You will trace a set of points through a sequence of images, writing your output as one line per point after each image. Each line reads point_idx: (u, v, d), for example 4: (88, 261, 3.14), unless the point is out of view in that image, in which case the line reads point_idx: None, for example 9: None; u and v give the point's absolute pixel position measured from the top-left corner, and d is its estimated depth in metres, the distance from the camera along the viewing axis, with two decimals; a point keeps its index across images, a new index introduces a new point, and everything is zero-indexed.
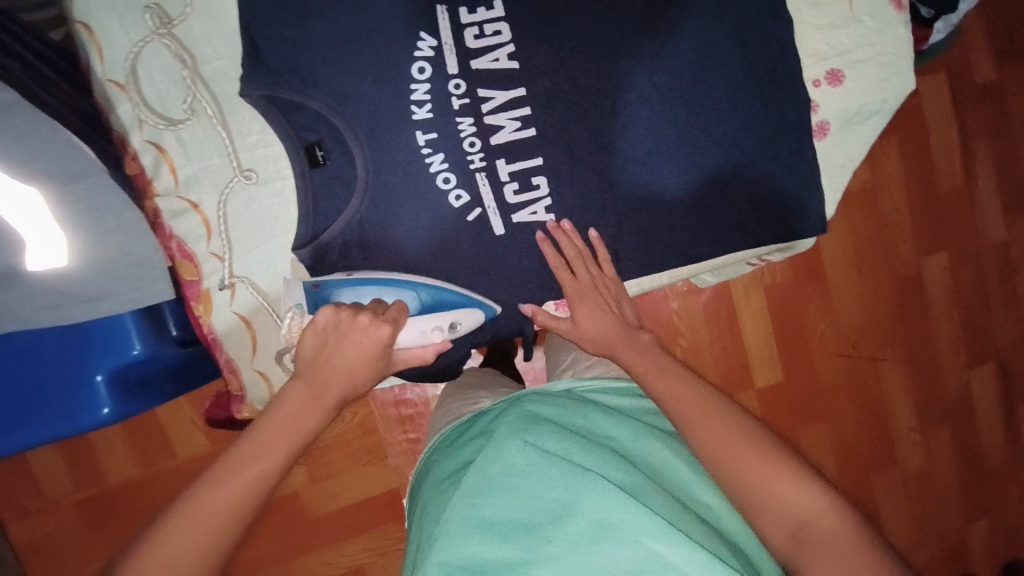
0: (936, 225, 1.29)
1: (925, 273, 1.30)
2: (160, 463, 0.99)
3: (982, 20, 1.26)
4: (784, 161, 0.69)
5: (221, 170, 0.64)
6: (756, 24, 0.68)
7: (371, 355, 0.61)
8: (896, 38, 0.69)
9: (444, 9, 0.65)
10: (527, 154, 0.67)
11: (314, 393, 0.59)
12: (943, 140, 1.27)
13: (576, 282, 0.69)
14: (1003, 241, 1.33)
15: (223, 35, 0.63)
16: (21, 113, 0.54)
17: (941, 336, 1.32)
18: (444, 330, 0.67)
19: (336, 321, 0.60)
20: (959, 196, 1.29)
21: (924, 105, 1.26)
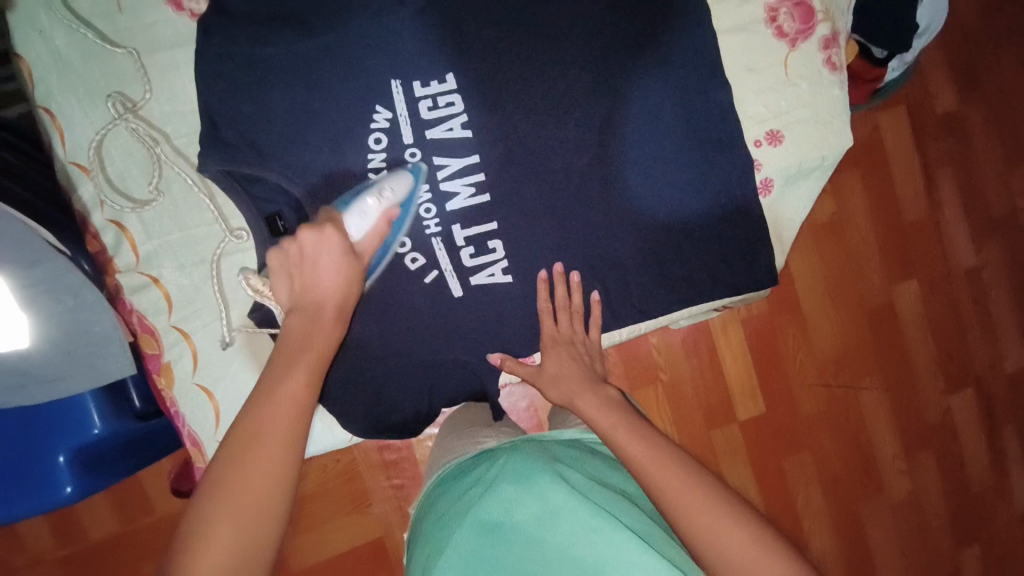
0: (903, 253, 1.32)
1: (897, 300, 1.32)
2: (139, 520, 0.97)
3: (935, 58, 1.31)
4: (731, 217, 0.72)
5: (184, 244, 0.66)
6: (702, 88, 0.71)
7: (340, 260, 0.58)
8: (830, 101, 0.73)
9: (398, 82, 0.67)
10: (483, 219, 0.69)
11: (310, 319, 0.56)
12: (904, 172, 1.31)
13: (554, 329, 0.71)
14: (973, 266, 1.36)
15: (183, 115, 0.65)
16: None
17: (918, 361, 1.34)
18: (376, 201, 0.63)
19: (287, 252, 0.58)
20: (923, 224, 1.33)
21: (882, 138, 1.30)
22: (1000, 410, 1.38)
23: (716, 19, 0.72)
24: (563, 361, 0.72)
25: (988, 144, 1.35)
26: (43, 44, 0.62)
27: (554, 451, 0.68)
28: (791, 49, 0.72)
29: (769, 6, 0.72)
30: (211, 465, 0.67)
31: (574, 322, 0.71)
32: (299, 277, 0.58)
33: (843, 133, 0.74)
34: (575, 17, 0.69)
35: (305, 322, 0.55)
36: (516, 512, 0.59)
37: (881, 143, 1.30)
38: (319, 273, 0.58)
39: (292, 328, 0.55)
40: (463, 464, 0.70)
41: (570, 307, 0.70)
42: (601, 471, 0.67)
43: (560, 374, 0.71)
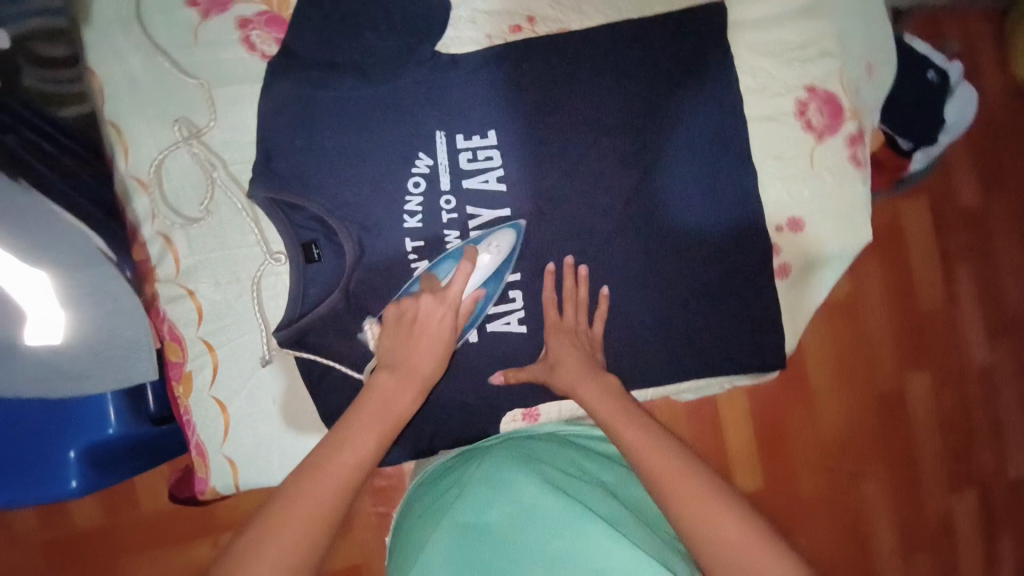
0: (916, 343, 1.32)
1: (907, 389, 1.32)
2: (127, 513, 0.98)
3: (963, 155, 1.34)
4: (743, 296, 0.74)
5: (222, 262, 0.68)
6: (728, 171, 0.74)
7: (444, 335, 0.63)
8: (854, 195, 0.76)
9: (442, 134, 0.71)
10: (505, 269, 0.72)
11: (401, 380, 0.61)
12: (922, 261, 1.32)
13: (558, 320, 0.71)
14: (985, 363, 1.35)
15: (241, 143, 0.69)
16: (36, 213, 0.58)
17: (924, 454, 1.32)
18: (485, 260, 0.68)
19: (401, 312, 0.63)
20: (939, 316, 1.33)
21: (904, 227, 1.32)
22: (1005, 515, 1.35)
23: (748, 107, 0.75)
24: (562, 346, 0.69)
25: (1008, 243, 1.36)
26: (120, 65, 0.67)
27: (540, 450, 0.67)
28: (818, 142, 0.75)
29: (800, 102, 0.75)
30: (214, 479, 0.68)
31: (579, 313, 0.71)
32: (401, 340, 0.62)
33: (863, 228, 0.76)
34: (613, 90, 0.73)
35: (395, 381, 0.60)
36: (491, 508, 0.57)
37: (903, 230, 1.32)
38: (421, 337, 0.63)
39: (381, 382, 0.60)
40: (444, 465, 0.70)
41: (578, 300, 0.71)
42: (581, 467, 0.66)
43: (559, 360, 0.68)
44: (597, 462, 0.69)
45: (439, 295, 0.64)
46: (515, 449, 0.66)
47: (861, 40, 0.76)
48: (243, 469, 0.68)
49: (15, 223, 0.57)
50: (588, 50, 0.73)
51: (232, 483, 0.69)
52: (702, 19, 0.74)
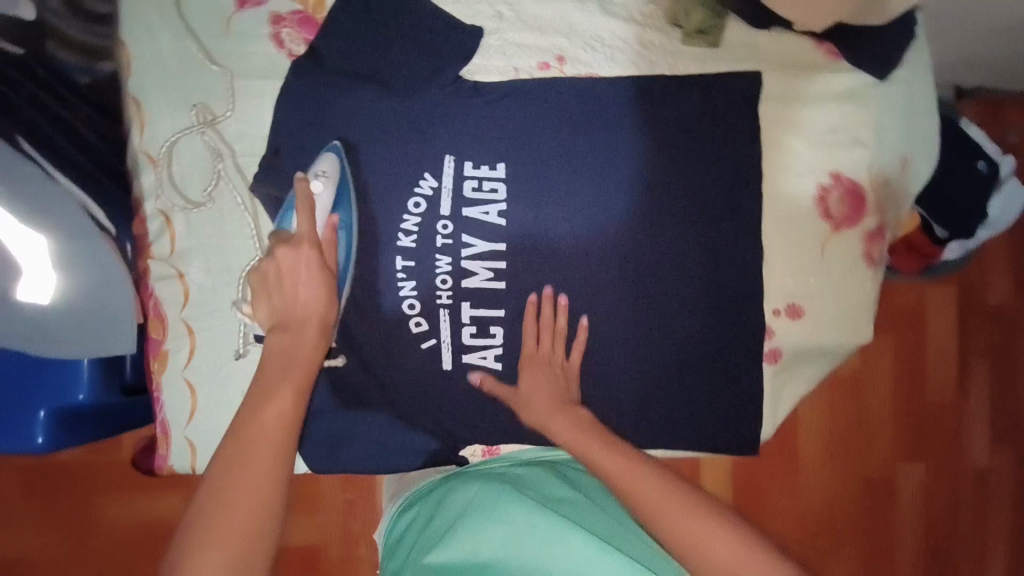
0: (916, 434, 1.28)
1: (897, 478, 1.28)
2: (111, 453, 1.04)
3: (1003, 251, 1.27)
4: (726, 373, 0.72)
5: (215, 250, 0.70)
6: (734, 245, 0.72)
7: (316, 276, 0.61)
8: (862, 293, 0.73)
9: (451, 158, 0.71)
10: (492, 304, 0.72)
11: (290, 337, 0.59)
12: (939, 352, 1.27)
13: (533, 347, 0.72)
14: (984, 467, 1.30)
15: (253, 137, 0.70)
16: (36, 187, 0.60)
17: (902, 547, 1.28)
18: (320, 184, 0.66)
19: (264, 272, 0.61)
20: (945, 410, 1.28)
21: (925, 313, 1.27)
22: None
23: (766, 184, 0.73)
24: (534, 374, 0.71)
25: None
26: (151, 44, 0.69)
27: (523, 477, 0.69)
28: (834, 232, 0.73)
29: (820, 186, 0.73)
30: (172, 458, 0.70)
31: (556, 343, 0.71)
32: (277, 297, 0.60)
33: (865, 328, 0.74)
34: (631, 143, 0.72)
35: (288, 337, 0.59)
36: (476, 537, 0.58)
37: (924, 317, 1.27)
38: (295, 288, 0.60)
39: (272, 346, 0.59)
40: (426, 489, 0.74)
41: (555, 329, 0.71)
42: (556, 486, 0.68)
43: (533, 387, 0.70)
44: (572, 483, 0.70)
45: (287, 240, 0.61)
46: (494, 476, 0.69)
47: (899, 134, 0.73)
48: (203, 453, 0.70)
49: (17, 182, 0.59)
50: (611, 98, 0.72)
51: (189, 464, 0.70)
52: (735, 87, 0.72)
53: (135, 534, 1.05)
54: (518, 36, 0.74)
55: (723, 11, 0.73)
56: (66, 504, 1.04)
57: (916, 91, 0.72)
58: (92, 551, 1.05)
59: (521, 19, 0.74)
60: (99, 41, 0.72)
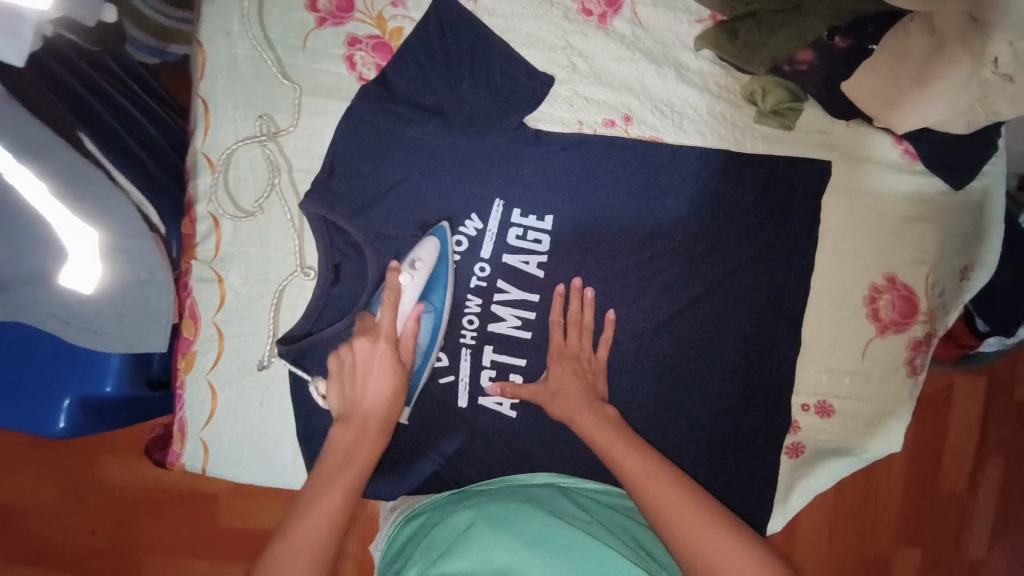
0: (921, 521, 1.25)
1: (894, 563, 1.25)
2: None
3: None
4: (744, 461, 0.70)
5: (257, 260, 0.70)
6: (773, 332, 0.70)
7: (387, 369, 0.63)
8: (896, 402, 0.71)
9: (500, 203, 0.70)
10: (515, 352, 0.72)
11: (356, 429, 0.60)
12: (957, 441, 1.25)
13: (562, 343, 0.70)
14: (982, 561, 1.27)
15: (311, 154, 0.69)
16: (95, 184, 0.58)
17: None
18: (411, 276, 0.67)
19: (341, 360, 0.63)
20: (954, 502, 1.25)
21: (950, 399, 1.24)
22: None
23: (818, 275, 0.71)
24: (563, 372, 0.68)
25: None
26: (226, 47, 0.68)
27: (544, 494, 0.62)
28: (879, 335, 0.71)
29: (873, 287, 0.71)
30: (185, 456, 0.70)
31: (584, 339, 0.69)
32: (348, 384, 0.62)
33: (894, 436, 0.71)
34: (685, 215, 0.71)
35: (351, 432, 0.60)
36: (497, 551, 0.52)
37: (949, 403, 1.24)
38: (366, 379, 0.62)
39: (338, 438, 0.60)
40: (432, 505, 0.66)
41: (582, 324, 0.70)
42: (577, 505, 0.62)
43: (560, 387, 0.67)
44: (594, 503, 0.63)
45: (372, 334, 0.64)
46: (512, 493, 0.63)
47: (960, 244, 0.71)
48: (215, 456, 0.70)
49: (77, 185, 0.57)
50: (672, 167, 0.71)
51: (200, 466, 0.71)
52: (800, 173, 0.70)
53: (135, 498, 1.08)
54: (588, 89, 0.72)
55: (803, 94, 0.70)
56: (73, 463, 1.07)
57: (988, 204, 0.70)
58: (89, 509, 1.07)
59: (593, 71, 0.73)
60: (177, 25, 0.77)
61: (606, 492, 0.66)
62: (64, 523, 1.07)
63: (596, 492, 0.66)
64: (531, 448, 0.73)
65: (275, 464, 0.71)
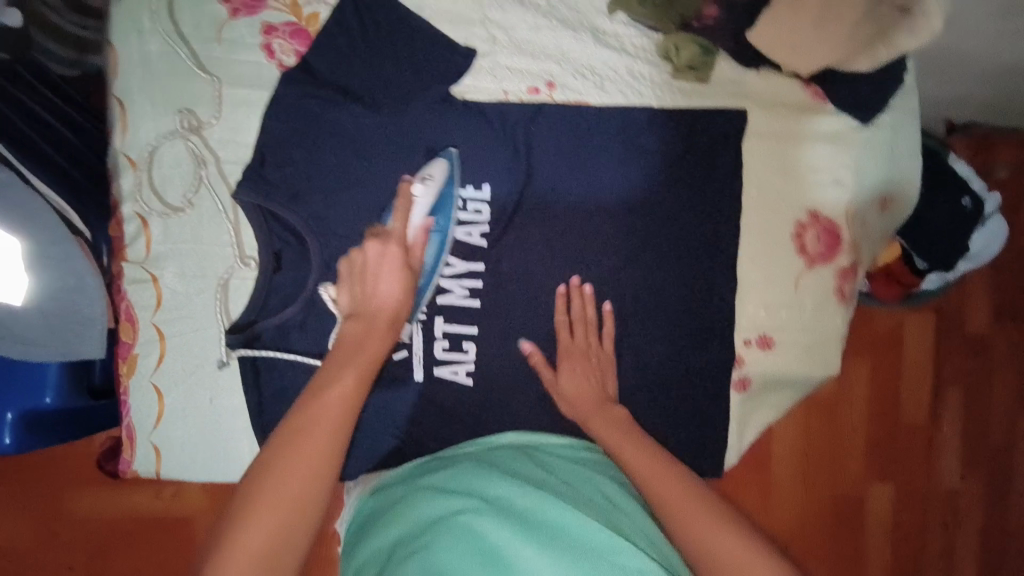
0: (890, 455, 1.41)
1: (868, 497, 1.41)
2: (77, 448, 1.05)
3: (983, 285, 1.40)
4: (693, 401, 0.74)
5: (192, 256, 0.70)
6: (709, 276, 0.73)
7: (398, 271, 0.62)
8: (829, 328, 0.74)
9: (438, 176, 0.72)
10: (465, 320, 0.74)
11: (365, 325, 0.60)
12: (912, 377, 1.40)
13: (569, 343, 0.71)
14: (953, 489, 1.44)
15: (239, 145, 0.70)
16: (17, 194, 0.59)
17: (872, 557, 1.43)
18: (422, 189, 0.67)
19: (352, 261, 0.63)
20: (919, 433, 1.42)
21: (902, 336, 1.39)
22: None
23: (747, 217, 0.74)
24: (571, 368, 0.70)
25: (1007, 375, 1.42)
26: (138, 45, 0.68)
27: (509, 458, 0.62)
28: (807, 269, 0.74)
29: (798, 223, 0.74)
30: (136, 461, 0.70)
31: (590, 335, 0.71)
32: (358, 286, 0.62)
33: (830, 360, 0.75)
34: (616, 172, 0.73)
35: (359, 325, 0.60)
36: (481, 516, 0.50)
37: (901, 341, 1.39)
38: (377, 280, 0.62)
39: (347, 331, 0.60)
40: (410, 470, 0.66)
41: (585, 320, 0.72)
42: (552, 464, 0.62)
43: (570, 383, 0.70)
44: (566, 460, 0.64)
45: (382, 236, 0.63)
46: (485, 460, 0.62)
47: (877, 177, 0.75)
48: (166, 457, 0.70)
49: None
50: (599, 127, 0.73)
51: (153, 470, 0.70)
52: (722, 121, 0.73)
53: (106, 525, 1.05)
54: (510, 59, 0.74)
55: (713, 48, 0.74)
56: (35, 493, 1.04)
57: (900, 132, 0.74)
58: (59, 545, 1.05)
59: (513, 42, 0.74)
60: (90, 34, 0.77)
61: (577, 444, 0.68)
62: (33, 556, 1.05)
63: (570, 450, 0.67)
64: (492, 414, 0.74)
65: (232, 459, 0.70)
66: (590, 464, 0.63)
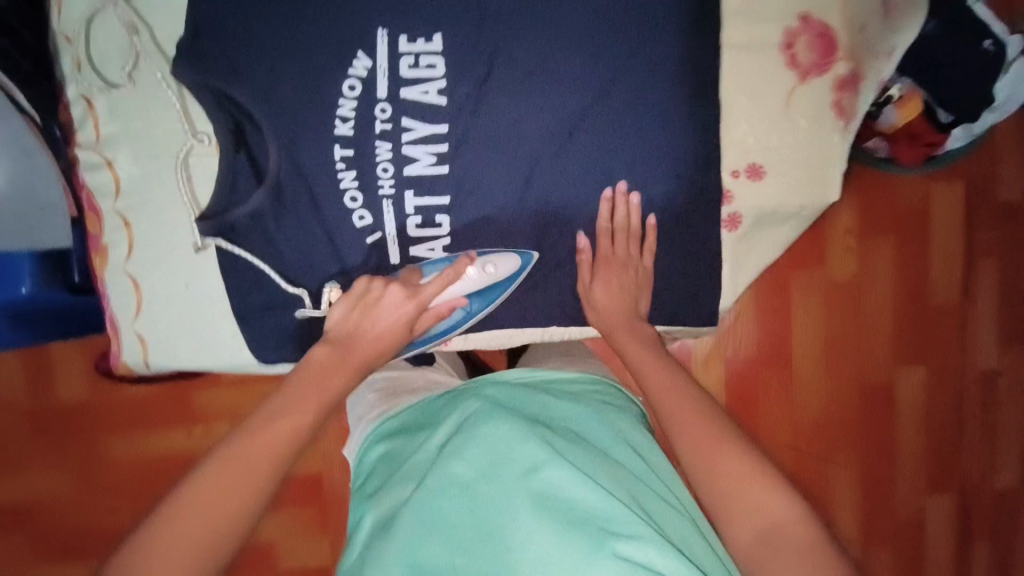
0: (921, 340, 1.39)
1: (898, 383, 1.40)
2: (108, 395, 1.11)
3: (1012, 143, 1.34)
4: (686, 246, 0.70)
5: (142, 136, 0.66)
6: (693, 107, 0.66)
7: (398, 326, 0.66)
8: (828, 147, 0.68)
9: (384, 33, 0.64)
10: (436, 191, 0.67)
11: (339, 356, 0.64)
12: (941, 253, 1.36)
13: (609, 251, 0.69)
14: (991, 369, 1.42)
15: (172, 13, 0.66)
16: None
17: (903, 457, 1.42)
18: (475, 276, 0.66)
19: (369, 287, 0.64)
20: (951, 310, 1.38)
21: (929, 210, 1.34)
22: (980, 521, 1.45)
23: (727, 31, 0.67)
24: (609, 274, 0.69)
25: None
26: None
27: (514, 397, 0.66)
28: (800, 81, 0.66)
29: (786, 32, 0.66)
30: (124, 354, 0.69)
31: (631, 245, 0.69)
32: (358, 316, 0.65)
33: (831, 185, 0.69)
34: (578, 1, 0.66)
35: (336, 356, 0.64)
36: (481, 478, 0.55)
37: (930, 215, 1.34)
38: (375, 320, 0.65)
39: (317, 356, 0.63)
40: (427, 403, 0.70)
41: (628, 230, 0.68)
42: (557, 405, 0.66)
43: (605, 288, 0.69)
44: (573, 399, 0.68)
45: (410, 293, 0.65)
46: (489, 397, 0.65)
47: None
48: (152, 347, 0.69)
49: None
50: None
51: (141, 359, 0.70)
52: None
53: (142, 467, 1.12)
54: None
55: None
56: (72, 443, 1.11)
57: None
58: (104, 490, 1.12)
59: None
60: None
61: (586, 381, 0.73)
62: (84, 502, 1.12)
63: (578, 387, 0.71)
64: None
65: (218, 346, 0.70)
66: (597, 407, 0.67)
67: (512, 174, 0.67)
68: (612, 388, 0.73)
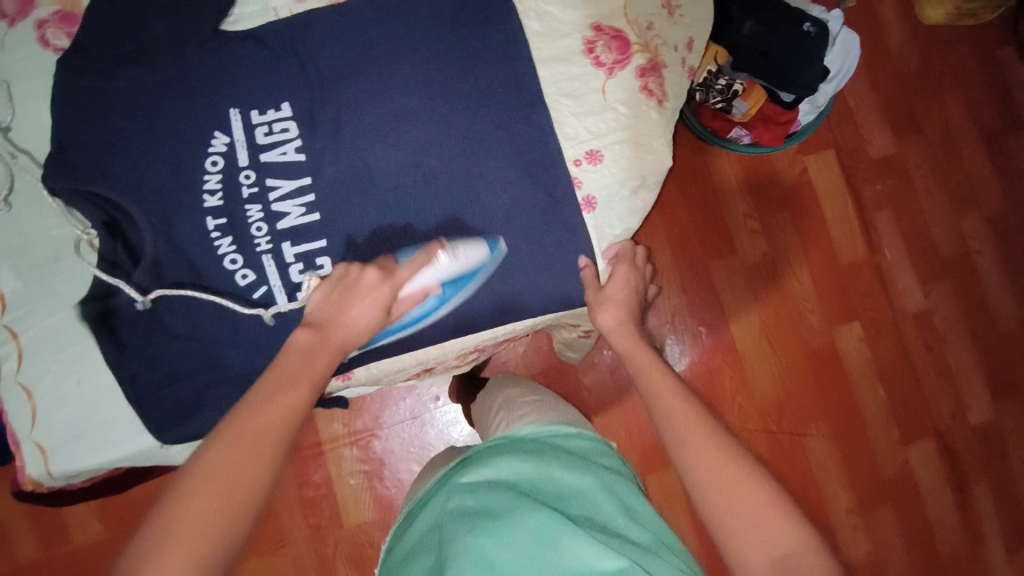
0: (845, 298, 1.43)
1: (838, 343, 1.42)
2: (57, 547, 1.05)
3: (870, 101, 1.46)
4: (558, 238, 0.75)
5: (21, 248, 0.71)
6: (527, 117, 0.75)
7: (377, 309, 0.65)
8: (650, 125, 0.77)
9: (236, 111, 0.71)
10: (311, 237, 0.71)
11: (317, 339, 0.63)
12: (836, 215, 1.43)
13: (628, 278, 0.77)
14: (923, 309, 1.46)
15: (37, 133, 0.72)
16: None
17: (872, 415, 1.43)
18: (446, 262, 0.69)
19: (347, 273, 0.66)
20: (861, 265, 1.44)
21: (811, 180, 1.42)
22: (965, 458, 1.46)
23: (538, 52, 0.76)
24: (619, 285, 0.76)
25: (927, 185, 1.47)
26: None
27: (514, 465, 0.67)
28: (608, 77, 0.76)
29: (587, 40, 0.76)
30: (27, 467, 0.69)
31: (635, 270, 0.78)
32: (338, 298, 0.65)
33: (662, 152, 0.77)
34: (405, 50, 0.74)
35: (316, 339, 0.63)
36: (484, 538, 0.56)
37: (813, 183, 1.42)
38: (353, 306, 0.65)
39: (300, 338, 0.63)
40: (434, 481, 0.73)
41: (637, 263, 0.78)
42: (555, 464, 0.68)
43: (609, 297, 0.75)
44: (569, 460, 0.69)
45: (386, 276, 0.66)
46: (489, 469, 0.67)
47: None
48: (54, 453, 0.69)
49: None
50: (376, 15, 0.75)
51: (44, 469, 0.69)
52: None
53: None
54: None
55: None
56: None
57: None
58: None
59: None
60: None
61: (578, 439, 0.76)
62: None
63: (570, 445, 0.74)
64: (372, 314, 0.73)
65: (124, 437, 0.70)
66: (592, 467, 0.68)
67: (382, 209, 0.73)
68: (610, 456, 0.75)
